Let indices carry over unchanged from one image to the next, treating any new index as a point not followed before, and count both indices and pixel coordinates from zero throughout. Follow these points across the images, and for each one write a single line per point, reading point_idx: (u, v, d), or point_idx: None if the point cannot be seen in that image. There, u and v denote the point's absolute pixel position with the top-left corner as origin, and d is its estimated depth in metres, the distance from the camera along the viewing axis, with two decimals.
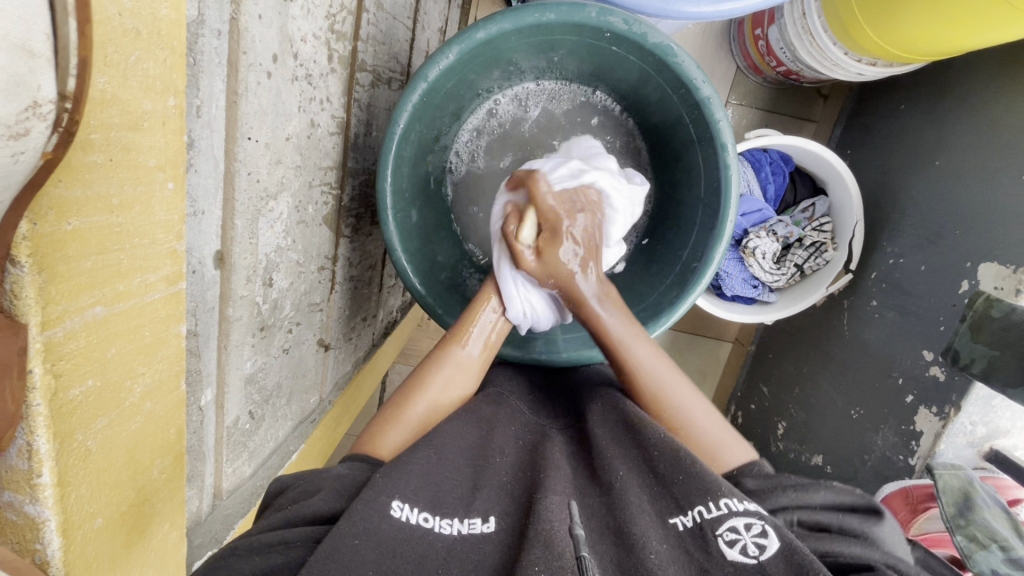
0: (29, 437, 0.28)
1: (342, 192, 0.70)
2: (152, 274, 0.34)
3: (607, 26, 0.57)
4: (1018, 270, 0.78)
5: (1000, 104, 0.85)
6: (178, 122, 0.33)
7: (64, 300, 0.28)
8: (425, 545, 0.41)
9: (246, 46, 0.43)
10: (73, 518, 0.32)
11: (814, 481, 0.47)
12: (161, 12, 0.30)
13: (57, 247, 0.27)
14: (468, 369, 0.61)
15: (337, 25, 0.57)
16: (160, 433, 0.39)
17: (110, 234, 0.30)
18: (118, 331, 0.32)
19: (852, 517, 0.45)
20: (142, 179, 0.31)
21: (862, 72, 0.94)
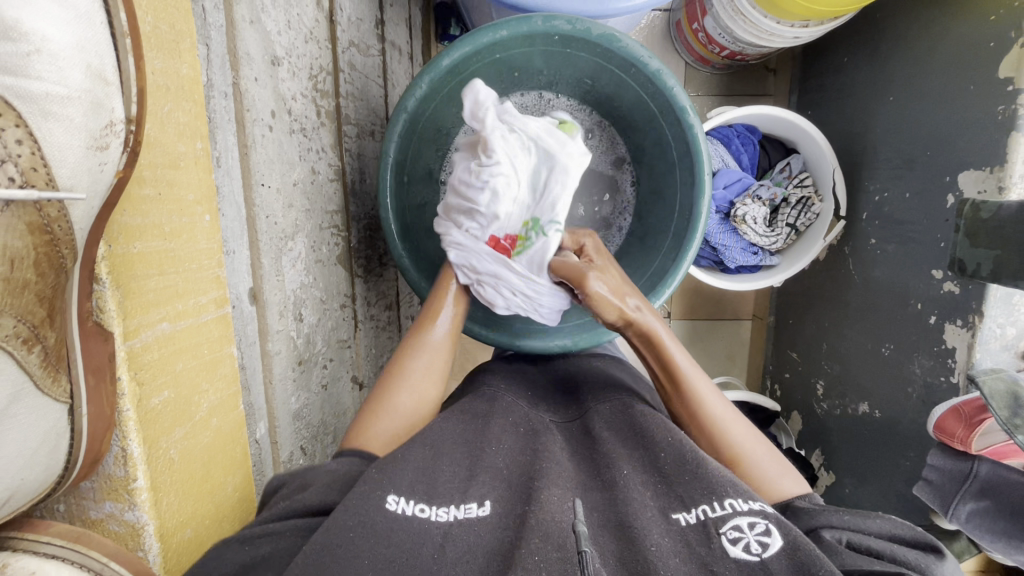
0: (124, 440, 0.41)
1: (349, 235, 0.76)
2: (202, 297, 0.47)
3: (554, 30, 0.63)
4: (994, 169, 0.81)
5: (933, 30, 0.91)
6: (207, 161, 0.46)
7: (138, 314, 0.41)
8: (421, 533, 0.41)
9: (249, 104, 0.50)
10: (166, 525, 0.45)
11: (868, 512, 0.47)
12: (185, 71, 0.44)
13: (128, 267, 0.41)
14: (441, 346, 0.62)
15: (320, 85, 0.65)
16: (228, 449, 0.52)
17: (167, 258, 0.43)
18: (183, 347, 0.46)
19: (907, 549, 0.44)
20: (185, 211, 0.44)
21: (798, 36, 1.01)
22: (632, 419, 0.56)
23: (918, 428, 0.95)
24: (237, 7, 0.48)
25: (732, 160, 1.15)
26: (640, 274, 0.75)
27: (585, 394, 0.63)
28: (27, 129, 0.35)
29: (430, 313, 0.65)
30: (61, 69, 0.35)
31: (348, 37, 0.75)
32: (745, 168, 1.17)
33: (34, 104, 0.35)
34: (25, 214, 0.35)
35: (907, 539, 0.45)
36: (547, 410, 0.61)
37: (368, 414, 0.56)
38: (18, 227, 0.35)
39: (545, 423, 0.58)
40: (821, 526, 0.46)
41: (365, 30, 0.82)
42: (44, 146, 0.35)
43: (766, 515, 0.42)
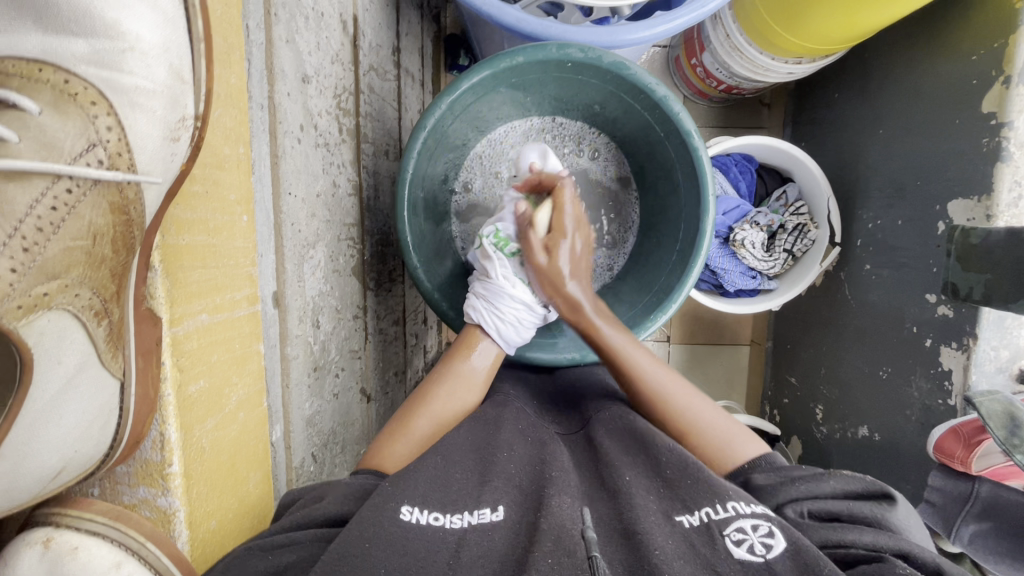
0: (162, 424, 0.44)
1: (363, 249, 0.78)
2: (238, 293, 0.51)
3: (567, 57, 0.67)
4: (982, 198, 0.85)
5: (920, 69, 0.97)
6: (248, 165, 0.51)
7: (182, 302, 0.45)
8: (435, 539, 0.42)
9: (281, 117, 0.53)
10: (195, 514, 0.48)
11: (821, 472, 0.51)
12: (232, 81, 0.48)
13: (176, 257, 0.45)
14: (467, 378, 0.63)
15: (343, 103, 0.68)
16: (252, 444, 0.54)
17: (209, 252, 0.47)
18: (219, 339, 0.49)
19: (863, 505, 0.48)
20: (227, 210, 0.49)
21: (792, 72, 1.06)
22: (630, 426, 0.57)
23: (918, 451, 0.96)
24: (276, 28, 0.51)
25: (730, 188, 1.20)
26: (647, 289, 0.77)
27: (586, 404, 0.64)
28: (116, 117, 0.42)
29: (464, 348, 0.66)
30: (149, 65, 0.42)
31: (369, 61, 0.79)
32: (743, 195, 1.21)
33: (123, 95, 0.42)
34: (109, 195, 0.42)
35: (859, 492, 0.49)
36: (551, 424, 0.62)
37: (389, 436, 0.58)
38: (102, 206, 0.42)
39: (549, 434, 0.58)
40: (784, 502, 0.49)
41: (383, 56, 0.87)
42: (130, 135, 0.43)
43: (769, 517, 0.43)
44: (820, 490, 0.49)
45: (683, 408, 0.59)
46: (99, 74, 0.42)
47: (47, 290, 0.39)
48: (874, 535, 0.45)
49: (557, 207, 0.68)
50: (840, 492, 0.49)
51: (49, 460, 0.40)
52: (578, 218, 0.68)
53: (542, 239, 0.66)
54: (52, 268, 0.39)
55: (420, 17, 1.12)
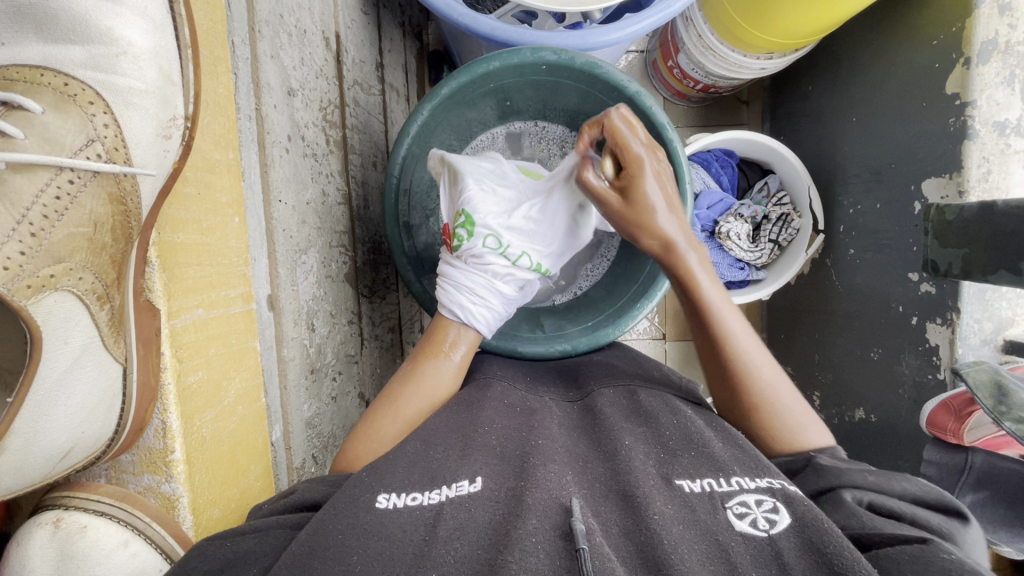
0: (164, 412, 0.46)
1: (355, 256, 0.80)
2: (232, 290, 0.53)
3: (541, 60, 0.70)
4: (954, 175, 0.88)
5: (886, 55, 1.00)
6: (237, 169, 0.53)
7: (179, 296, 0.47)
8: (412, 519, 0.43)
9: (269, 127, 0.55)
10: (198, 502, 0.50)
11: (893, 476, 0.50)
12: (219, 91, 0.51)
13: (172, 253, 0.47)
14: (437, 380, 0.63)
15: (328, 116, 0.71)
16: (251, 437, 0.56)
17: (201, 250, 0.49)
18: (214, 335, 0.51)
19: (931, 515, 0.46)
20: (218, 212, 0.51)
21: (764, 67, 1.10)
22: (633, 401, 0.59)
23: (913, 428, 0.97)
24: (261, 43, 0.54)
25: (713, 182, 1.22)
26: (634, 279, 0.80)
27: (585, 378, 0.66)
28: (112, 115, 0.45)
29: (434, 348, 0.65)
30: (141, 67, 0.45)
31: (353, 77, 0.82)
32: (726, 189, 1.23)
33: (119, 95, 0.45)
34: (108, 186, 0.44)
35: (931, 503, 0.48)
36: (550, 395, 0.64)
37: (361, 434, 0.58)
38: (102, 196, 0.44)
39: (542, 404, 0.61)
40: (845, 487, 0.49)
41: (367, 72, 0.90)
42: (125, 132, 0.45)
43: (773, 493, 0.44)
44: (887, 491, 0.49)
45: (767, 379, 0.58)
46: (97, 77, 0.44)
47: (53, 272, 0.41)
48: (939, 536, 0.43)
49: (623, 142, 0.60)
50: (909, 498, 0.49)
51: (57, 439, 0.42)
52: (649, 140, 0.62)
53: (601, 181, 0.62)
54: (57, 251, 0.42)
55: (403, 35, 1.16)
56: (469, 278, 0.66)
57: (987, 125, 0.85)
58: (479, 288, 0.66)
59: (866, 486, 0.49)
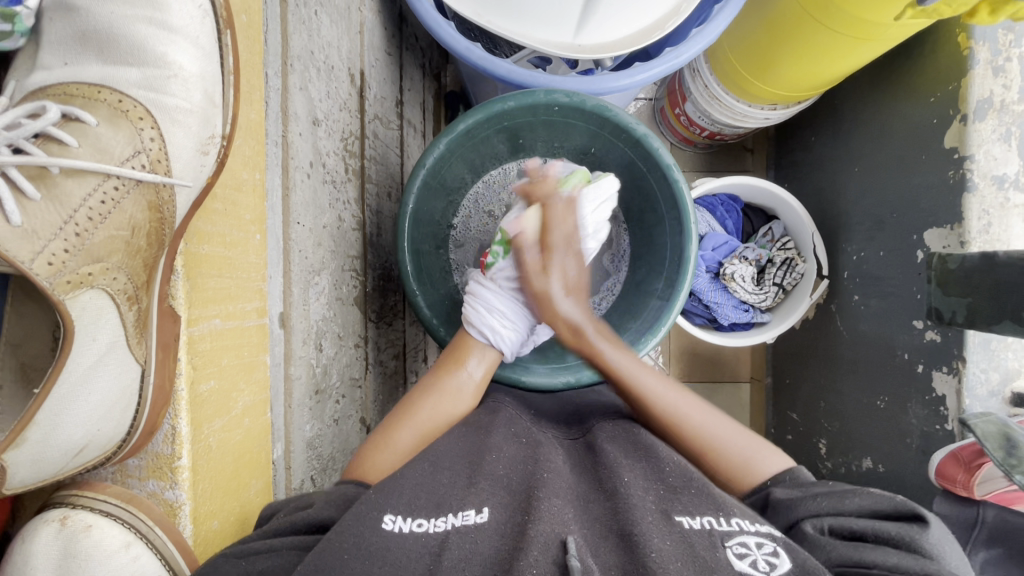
0: (175, 418, 0.47)
1: (366, 282, 0.82)
2: (248, 304, 0.54)
3: (554, 101, 0.73)
4: (955, 226, 0.90)
5: (886, 110, 1.04)
6: (261, 189, 0.56)
7: (199, 306, 0.49)
8: (416, 545, 0.42)
9: (293, 153, 0.58)
10: (199, 512, 0.49)
11: (845, 491, 0.50)
12: (251, 117, 0.54)
13: (196, 264, 0.49)
14: (458, 398, 0.65)
15: (348, 146, 0.74)
16: (255, 451, 0.56)
17: (224, 263, 0.51)
18: (228, 346, 0.52)
19: (890, 524, 0.46)
20: (242, 227, 0.53)
21: (768, 117, 1.14)
22: (632, 436, 0.59)
23: (922, 480, 0.95)
24: (292, 76, 0.58)
25: (717, 225, 1.25)
26: (639, 313, 0.81)
27: (589, 415, 0.66)
28: (158, 130, 0.48)
29: (455, 360, 0.68)
30: (188, 90, 0.48)
31: (374, 111, 0.86)
32: (731, 232, 1.25)
33: (165, 113, 0.48)
34: (148, 195, 0.47)
35: (887, 513, 0.48)
36: (553, 431, 0.64)
37: (372, 447, 0.59)
38: (142, 203, 0.47)
39: (546, 438, 0.60)
40: (804, 517, 0.50)
41: (387, 107, 0.95)
42: (160, 149, 0.48)
43: (773, 537, 0.44)
44: (842, 506, 0.49)
45: (705, 424, 0.63)
46: (147, 95, 0.48)
47: (91, 270, 0.44)
48: (900, 556, 0.43)
49: (546, 223, 0.70)
50: (867, 513, 0.48)
51: (74, 435, 0.43)
52: (572, 235, 0.71)
53: (535, 255, 0.70)
54: (97, 252, 0.44)
55: (422, 76, 1.22)
56: (492, 296, 0.72)
57: (987, 178, 0.87)
58: (497, 304, 0.71)
59: (823, 508, 0.49)
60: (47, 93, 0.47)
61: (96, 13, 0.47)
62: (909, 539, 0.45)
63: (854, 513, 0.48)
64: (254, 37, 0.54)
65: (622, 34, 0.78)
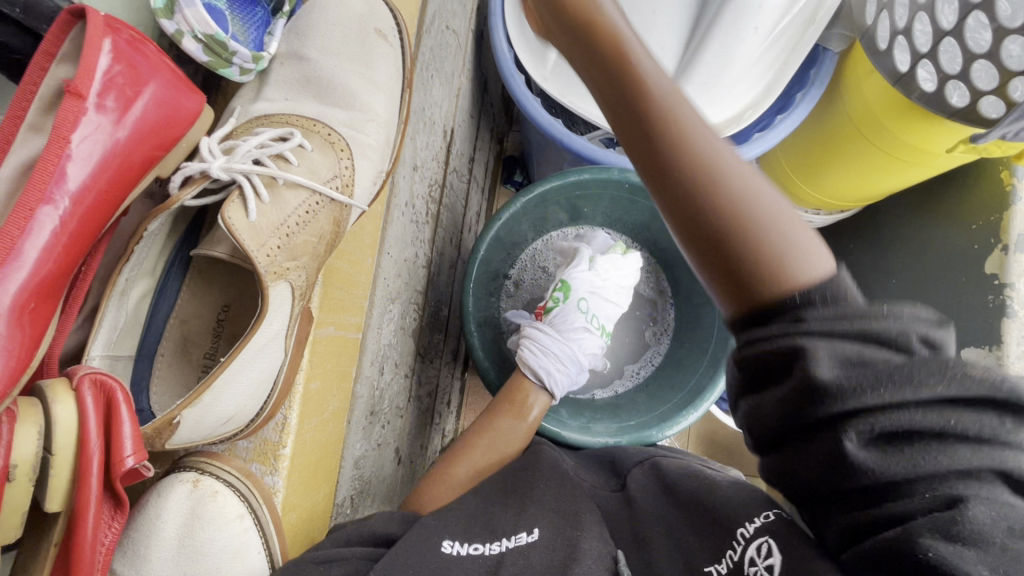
0: (287, 409, 0.52)
1: (422, 317, 0.87)
2: (353, 317, 0.59)
3: (625, 179, 0.81)
4: (993, 348, 0.92)
5: (926, 230, 1.09)
6: (371, 221, 0.62)
7: (324, 315, 0.55)
8: (475, 565, 0.47)
9: (395, 192, 0.65)
10: (288, 501, 0.53)
11: (938, 361, 0.31)
12: None
13: (333, 276, 0.56)
14: (510, 436, 0.67)
15: (432, 192, 0.82)
16: (333, 455, 0.59)
17: (344, 277, 0.57)
18: (333, 354, 0.57)
19: (971, 418, 0.31)
20: (361, 249, 0.60)
21: (811, 220, 1.19)
22: (660, 478, 0.57)
23: None
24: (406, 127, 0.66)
25: None
26: (680, 387, 0.83)
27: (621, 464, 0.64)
28: (352, 160, 0.56)
29: (504, 402, 0.70)
30: (378, 132, 0.59)
31: (453, 162, 0.94)
32: None
33: (360, 147, 0.58)
34: (335, 211, 0.54)
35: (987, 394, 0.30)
36: (590, 478, 0.62)
37: (428, 483, 0.63)
38: (330, 217, 0.54)
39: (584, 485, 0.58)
40: (855, 412, 0.31)
41: (463, 162, 1.03)
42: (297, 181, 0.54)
43: (774, 532, 0.42)
44: (910, 398, 0.31)
45: None
46: (348, 132, 0.58)
47: (287, 265, 0.49)
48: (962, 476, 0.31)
49: None
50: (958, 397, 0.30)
51: (228, 407, 0.46)
52: None
53: None
54: (294, 252, 0.50)
55: (491, 139, 1.33)
56: (551, 342, 0.76)
57: None
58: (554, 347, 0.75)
59: (884, 422, 0.31)
60: (270, 120, 0.56)
61: (320, 66, 0.60)
62: (990, 435, 0.31)
63: (923, 409, 0.31)
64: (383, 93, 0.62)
65: None
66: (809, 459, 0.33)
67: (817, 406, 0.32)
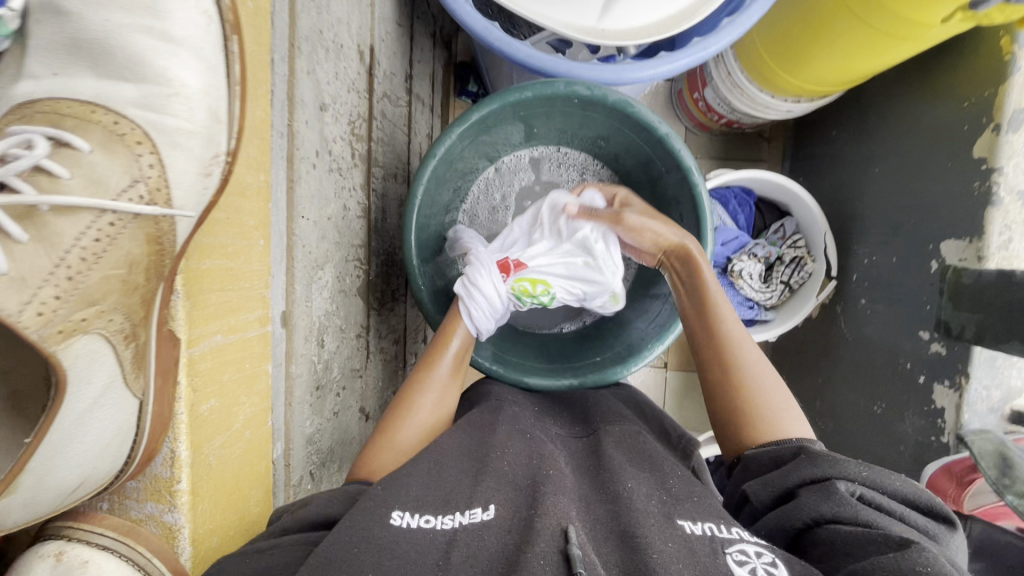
0: (174, 442, 0.46)
1: (369, 269, 0.80)
2: (251, 314, 0.52)
3: (574, 92, 0.71)
4: (973, 239, 0.88)
5: (914, 113, 1.00)
6: (266, 191, 0.53)
7: (200, 324, 0.47)
8: (425, 541, 0.43)
9: (298, 144, 0.55)
10: (198, 533, 0.49)
11: (887, 474, 0.52)
12: (258, 113, 0.50)
13: (196, 278, 0.47)
14: (443, 389, 0.66)
15: (356, 129, 0.71)
16: (256, 465, 0.55)
17: (227, 276, 0.49)
18: (229, 361, 0.50)
19: (917, 516, 0.49)
20: (246, 235, 0.51)
21: (790, 109, 1.09)
22: (641, 446, 0.59)
23: None
24: (300, 60, 0.54)
25: (729, 219, 1.22)
26: (646, 316, 0.81)
27: (594, 413, 0.66)
28: (158, 155, 0.45)
29: (430, 359, 0.67)
30: (189, 108, 0.46)
31: (382, 88, 0.82)
32: (742, 227, 1.23)
33: (164, 136, 0.46)
34: (145, 228, 0.45)
35: (920, 505, 0.50)
36: (556, 428, 0.64)
37: (376, 446, 0.60)
38: (139, 237, 0.45)
39: (553, 440, 0.61)
40: (837, 475, 0.51)
41: (396, 84, 0.90)
42: (168, 173, 0.46)
43: (772, 550, 0.44)
44: (877, 482, 0.52)
45: (781, 403, 0.61)
46: (145, 117, 0.45)
47: (84, 316, 0.42)
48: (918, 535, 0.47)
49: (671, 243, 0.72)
50: (899, 496, 0.51)
51: (67, 476, 0.42)
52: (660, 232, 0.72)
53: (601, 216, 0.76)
54: (91, 295, 0.42)
55: (433, 45, 1.17)
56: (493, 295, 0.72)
57: (1012, 193, 0.85)
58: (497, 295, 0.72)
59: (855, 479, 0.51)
60: (37, 109, 0.44)
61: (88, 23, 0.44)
62: (919, 526, 0.48)
63: (863, 469, 0.52)
64: (260, 23, 0.50)
65: (648, 20, 0.74)
66: (788, 475, 0.53)
67: (809, 465, 0.52)
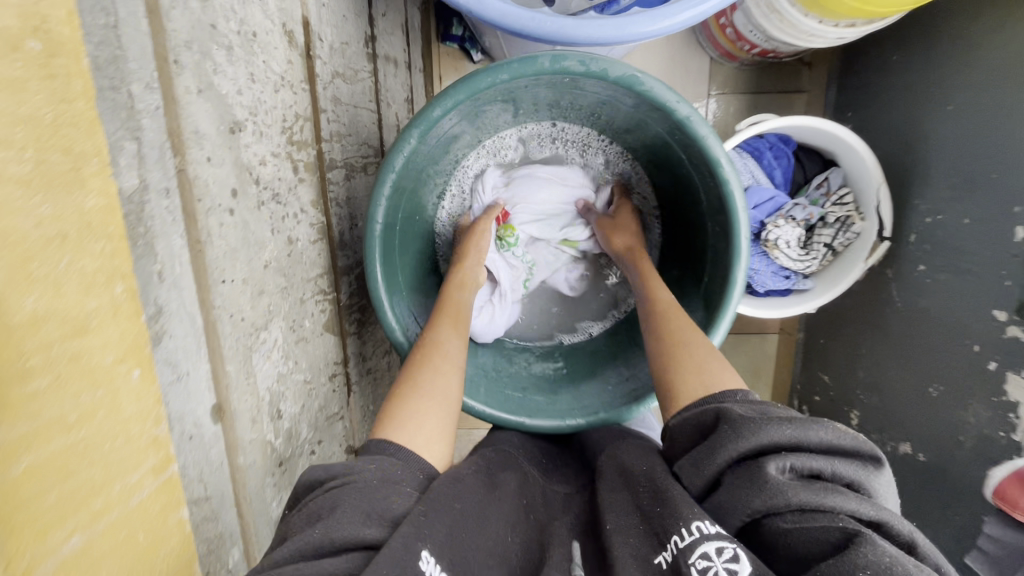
0: None
1: (340, 293, 0.69)
2: (133, 474, 0.36)
3: (564, 70, 0.56)
4: None
5: (1006, 29, 0.76)
6: (131, 303, 0.34)
7: (29, 547, 0.30)
8: None
9: (199, 192, 0.41)
10: None
11: (810, 419, 0.42)
12: (87, 203, 0.31)
13: (10, 494, 0.28)
14: (450, 355, 0.59)
15: (295, 135, 0.57)
16: None
17: (73, 454, 0.31)
18: (105, 549, 0.35)
19: (847, 468, 0.40)
20: (102, 379, 0.33)
21: (843, 36, 0.87)
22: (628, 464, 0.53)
23: (969, 477, 0.84)
24: (180, 77, 0.39)
25: (763, 176, 1.04)
26: None
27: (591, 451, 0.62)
28: None
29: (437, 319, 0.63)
30: None
31: (330, 70, 0.65)
32: (778, 184, 1.04)
33: None
34: None
35: (845, 450, 0.41)
36: (556, 482, 0.61)
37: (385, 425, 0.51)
38: None
39: (554, 503, 0.57)
40: (767, 450, 0.41)
41: (354, 53, 0.73)
42: None
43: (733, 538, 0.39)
44: (809, 436, 0.41)
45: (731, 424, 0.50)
46: None
47: None
48: (857, 502, 0.37)
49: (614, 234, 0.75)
50: (825, 445, 0.41)
51: None
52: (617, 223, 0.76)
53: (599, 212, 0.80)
54: None
55: None
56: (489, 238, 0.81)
57: None
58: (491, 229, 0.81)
59: (777, 433, 0.41)
60: None
61: None
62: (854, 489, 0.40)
63: (793, 426, 0.41)
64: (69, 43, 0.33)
65: None
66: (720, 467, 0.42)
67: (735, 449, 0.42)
